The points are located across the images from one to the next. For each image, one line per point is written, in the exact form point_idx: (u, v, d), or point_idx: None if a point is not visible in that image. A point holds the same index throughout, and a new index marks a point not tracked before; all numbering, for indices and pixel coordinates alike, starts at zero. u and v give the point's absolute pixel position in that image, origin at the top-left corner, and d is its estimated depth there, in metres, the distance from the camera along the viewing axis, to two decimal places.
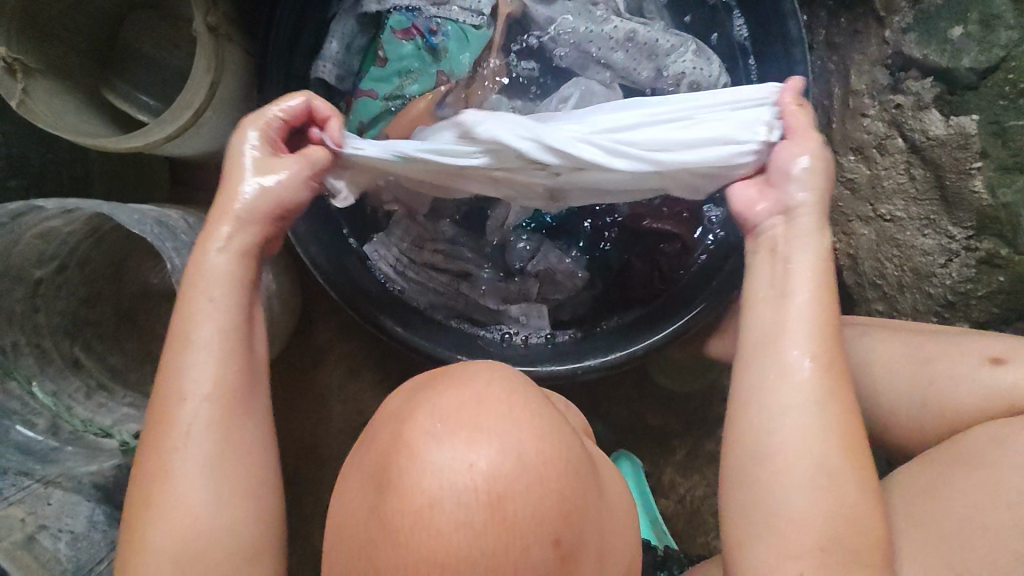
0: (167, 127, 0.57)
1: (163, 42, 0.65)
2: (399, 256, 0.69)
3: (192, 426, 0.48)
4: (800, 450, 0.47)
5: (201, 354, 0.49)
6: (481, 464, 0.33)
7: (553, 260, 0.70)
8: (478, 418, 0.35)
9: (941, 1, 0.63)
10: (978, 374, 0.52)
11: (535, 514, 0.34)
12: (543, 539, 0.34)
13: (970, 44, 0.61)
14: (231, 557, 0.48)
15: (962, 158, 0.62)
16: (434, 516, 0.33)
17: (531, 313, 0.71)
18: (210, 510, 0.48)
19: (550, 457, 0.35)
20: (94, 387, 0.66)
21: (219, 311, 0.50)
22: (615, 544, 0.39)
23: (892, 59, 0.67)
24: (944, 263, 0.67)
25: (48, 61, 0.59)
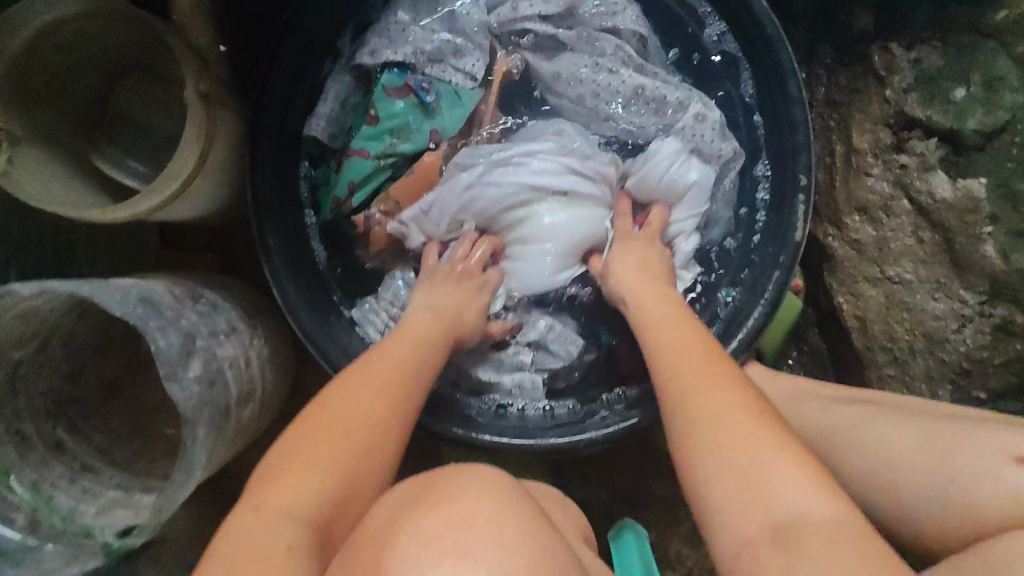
0: (156, 197, 0.55)
1: (155, 108, 0.66)
2: (385, 319, 0.70)
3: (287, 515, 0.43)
4: None
5: (340, 449, 0.48)
6: None
7: (545, 330, 0.71)
8: (468, 540, 0.35)
9: (941, 62, 0.62)
10: (1004, 475, 0.46)
11: None
12: None
13: (973, 106, 0.59)
14: None
15: (971, 222, 0.60)
16: None
17: (525, 383, 0.69)
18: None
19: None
20: (78, 470, 0.62)
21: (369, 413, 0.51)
22: None
23: (894, 118, 0.65)
24: (957, 328, 0.64)
25: (36, 129, 0.58)
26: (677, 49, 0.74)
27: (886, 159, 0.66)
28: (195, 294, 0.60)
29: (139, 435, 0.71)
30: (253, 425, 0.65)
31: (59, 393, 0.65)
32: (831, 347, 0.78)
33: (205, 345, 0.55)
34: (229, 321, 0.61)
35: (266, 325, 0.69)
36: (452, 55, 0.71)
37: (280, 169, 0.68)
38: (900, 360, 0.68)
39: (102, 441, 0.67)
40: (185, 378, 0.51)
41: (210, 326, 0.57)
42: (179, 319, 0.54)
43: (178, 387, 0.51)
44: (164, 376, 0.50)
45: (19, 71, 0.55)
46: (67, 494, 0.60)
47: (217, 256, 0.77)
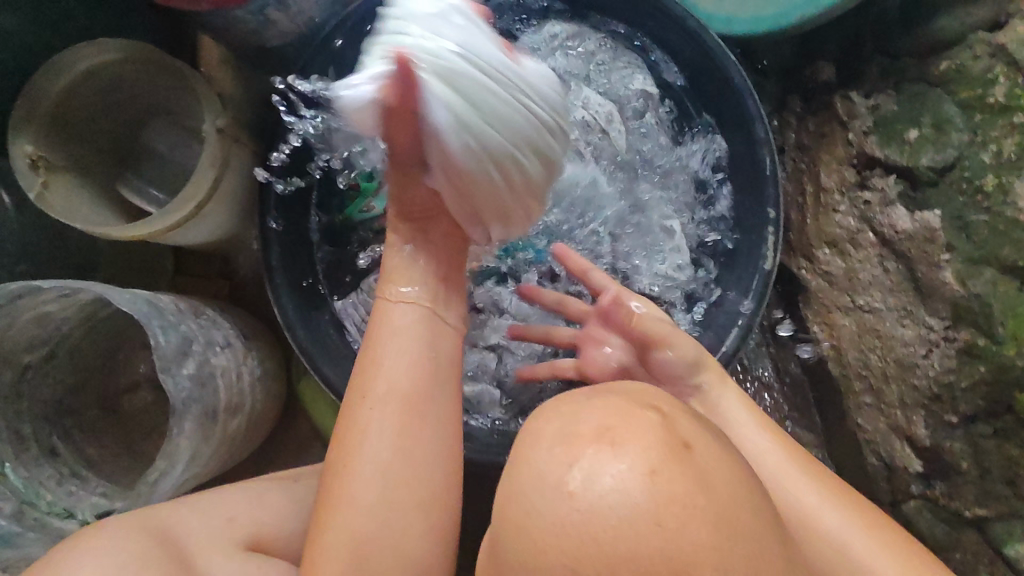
0: (172, 219, 0.61)
1: (179, 143, 0.70)
2: (367, 316, 0.73)
3: (392, 377, 0.49)
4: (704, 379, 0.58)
5: (394, 351, 0.50)
6: (407, 546, 0.47)
7: (510, 334, 0.76)
8: (399, 515, 0.47)
9: (896, 108, 0.68)
10: (707, 388, 0.58)
11: (398, 499, 0.47)
12: (436, 523, 0.49)
13: (926, 145, 0.64)
14: (415, 514, 0.47)
15: (929, 250, 0.64)
16: (368, 551, 0.46)
17: (483, 396, 0.75)
18: (409, 375, 0.49)
19: (434, 492, 0.49)
20: (69, 474, 0.65)
21: (418, 296, 0.52)
22: (422, 524, 0.48)
23: (857, 158, 0.71)
24: (925, 353, 0.67)
25: (77, 159, 0.65)
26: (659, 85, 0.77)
27: (852, 196, 0.71)
28: (198, 310, 0.63)
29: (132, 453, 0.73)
30: (240, 439, 0.66)
31: (60, 401, 0.70)
32: (811, 376, 0.82)
33: (203, 350, 0.58)
34: (225, 336, 0.64)
35: (261, 348, 0.72)
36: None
37: (293, 179, 0.72)
38: (875, 387, 0.72)
39: (94, 454, 0.70)
40: (180, 374, 0.53)
41: (208, 336, 0.60)
42: (178, 324, 0.57)
43: (172, 381, 0.53)
44: (158, 369, 0.52)
45: (59, 108, 0.62)
46: (54, 494, 0.62)
47: (228, 283, 0.80)
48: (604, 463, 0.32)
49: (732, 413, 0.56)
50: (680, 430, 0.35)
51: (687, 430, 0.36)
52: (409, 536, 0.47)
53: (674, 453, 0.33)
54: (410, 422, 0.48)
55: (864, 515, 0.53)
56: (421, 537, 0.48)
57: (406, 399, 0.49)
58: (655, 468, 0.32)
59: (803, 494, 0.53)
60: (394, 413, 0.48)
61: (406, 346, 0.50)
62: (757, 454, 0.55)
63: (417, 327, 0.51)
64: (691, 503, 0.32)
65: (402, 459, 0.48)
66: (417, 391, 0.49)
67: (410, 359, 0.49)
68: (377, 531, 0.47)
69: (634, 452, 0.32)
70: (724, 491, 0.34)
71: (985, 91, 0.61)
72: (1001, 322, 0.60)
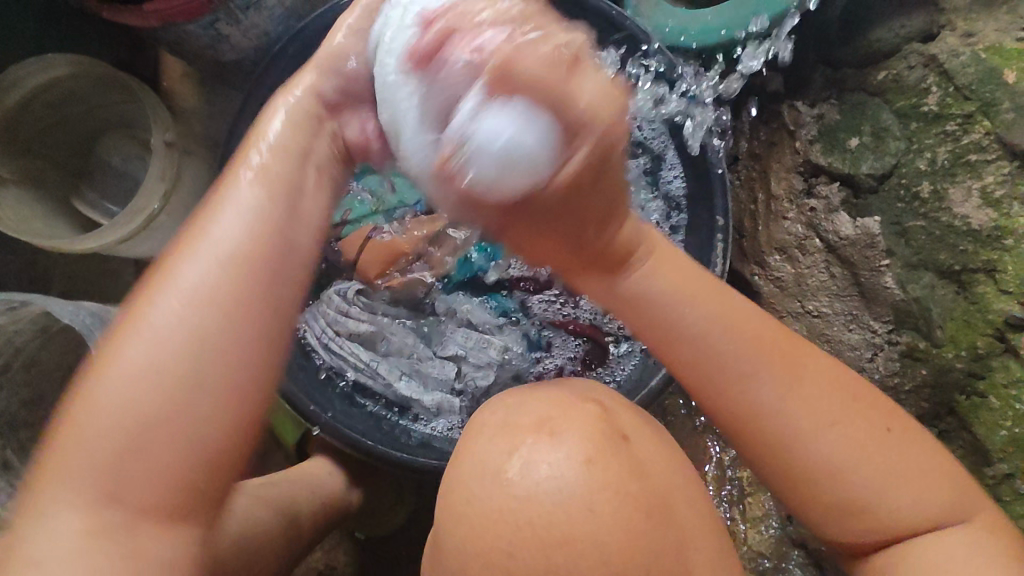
0: (121, 231, 0.61)
1: (134, 157, 0.71)
2: (327, 326, 0.74)
3: (191, 274, 0.40)
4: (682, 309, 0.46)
5: (200, 249, 0.40)
6: (131, 501, 0.37)
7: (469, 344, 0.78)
8: (145, 449, 0.37)
9: (839, 116, 0.69)
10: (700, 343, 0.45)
11: (165, 431, 0.38)
12: (179, 484, 0.38)
13: (865, 153, 0.66)
14: (164, 458, 0.37)
15: (870, 256, 0.66)
16: (89, 496, 0.37)
17: (442, 405, 0.74)
18: (209, 277, 0.40)
19: (199, 449, 0.38)
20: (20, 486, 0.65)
21: (247, 199, 0.42)
22: (167, 481, 0.38)
23: (803, 167, 0.72)
24: (871, 357, 0.68)
25: (29, 172, 0.65)
26: None
27: (799, 203, 0.73)
28: None
29: None
30: None
31: (15, 414, 0.70)
32: None
33: None
34: None
35: None
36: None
37: None
38: None
39: None
40: None
41: None
42: None
43: None
44: None
45: (10, 122, 0.62)
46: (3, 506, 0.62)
47: None
48: (542, 453, 0.32)
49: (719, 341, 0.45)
50: (616, 421, 0.36)
51: (625, 423, 0.36)
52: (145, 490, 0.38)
53: (612, 443, 0.34)
54: (201, 336, 0.39)
55: (888, 451, 0.45)
56: (167, 491, 0.38)
57: (216, 306, 0.39)
58: (592, 456, 0.33)
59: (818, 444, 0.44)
60: (180, 322, 0.39)
61: (213, 246, 0.40)
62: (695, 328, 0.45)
63: (235, 244, 0.40)
64: (626, 490, 0.32)
65: (176, 387, 0.38)
66: (206, 305, 0.39)
67: (227, 260, 0.40)
68: (113, 481, 0.37)
69: (572, 441, 0.33)
70: (660, 480, 0.35)
71: (919, 100, 0.63)
72: (939, 326, 0.61)
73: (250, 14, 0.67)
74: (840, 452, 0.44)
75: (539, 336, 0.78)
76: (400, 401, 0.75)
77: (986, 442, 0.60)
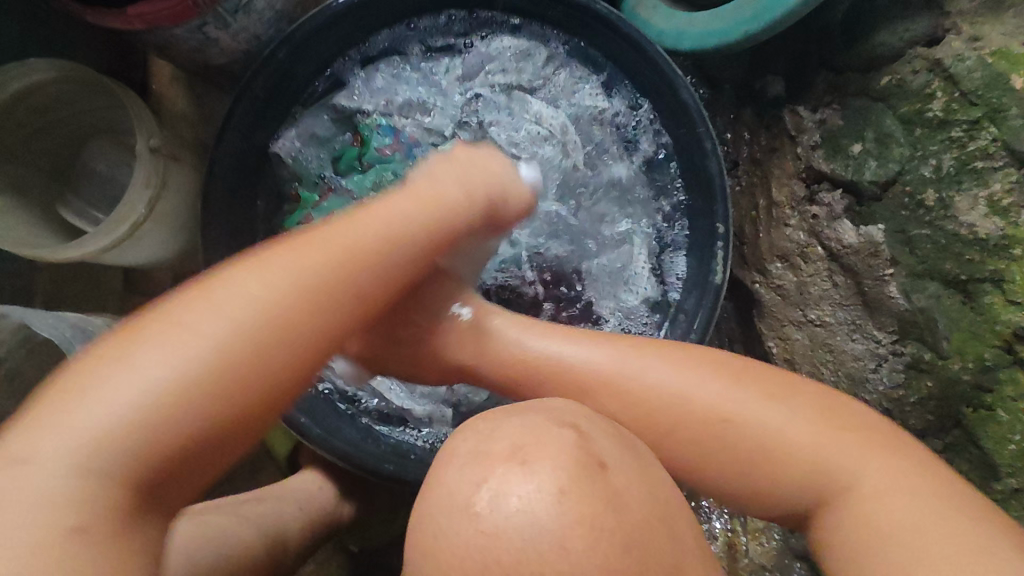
0: (104, 240, 0.59)
1: (120, 163, 0.69)
2: None
3: (249, 292, 0.43)
4: (652, 382, 0.54)
5: (269, 273, 0.44)
6: (111, 473, 0.37)
7: None
8: (151, 422, 0.38)
9: (841, 122, 0.68)
10: (675, 380, 0.54)
11: (200, 410, 0.39)
12: (148, 471, 0.38)
13: (869, 159, 0.65)
14: (186, 418, 0.39)
15: (874, 264, 0.64)
16: (109, 408, 0.37)
17: (435, 415, 0.74)
18: (270, 307, 0.43)
19: (177, 434, 0.38)
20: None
21: (325, 255, 0.46)
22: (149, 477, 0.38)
23: (806, 173, 0.71)
24: (875, 367, 0.67)
25: (10, 179, 0.63)
26: (608, 98, 0.76)
27: (801, 210, 0.71)
28: None
29: None
30: None
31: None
32: None
33: None
34: None
35: None
36: (424, 111, 0.77)
37: (237, 197, 0.72)
38: None
39: None
40: None
41: None
42: None
43: None
44: None
45: None
46: None
47: None
48: (515, 484, 0.31)
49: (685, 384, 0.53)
50: (595, 448, 0.34)
51: (603, 449, 0.35)
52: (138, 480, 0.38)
53: (589, 473, 0.32)
54: (242, 348, 0.41)
55: (841, 449, 0.50)
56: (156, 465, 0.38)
57: (274, 325, 0.42)
58: (564, 488, 0.31)
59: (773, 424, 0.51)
60: (233, 329, 0.41)
61: (272, 284, 0.43)
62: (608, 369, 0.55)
63: (299, 286, 0.44)
64: (600, 524, 0.31)
65: (222, 395, 0.40)
66: (274, 340, 0.42)
67: (290, 292, 0.43)
68: (181, 352, 0.39)
69: (544, 472, 0.32)
70: (640, 514, 0.33)
71: (923, 105, 0.61)
72: (945, 337, 0.60)
73: (238, 18, 0.66)
74: (796, 426, 0.51)
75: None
76: (392, 411, 0.74)
77: (995, 455, 0.58)
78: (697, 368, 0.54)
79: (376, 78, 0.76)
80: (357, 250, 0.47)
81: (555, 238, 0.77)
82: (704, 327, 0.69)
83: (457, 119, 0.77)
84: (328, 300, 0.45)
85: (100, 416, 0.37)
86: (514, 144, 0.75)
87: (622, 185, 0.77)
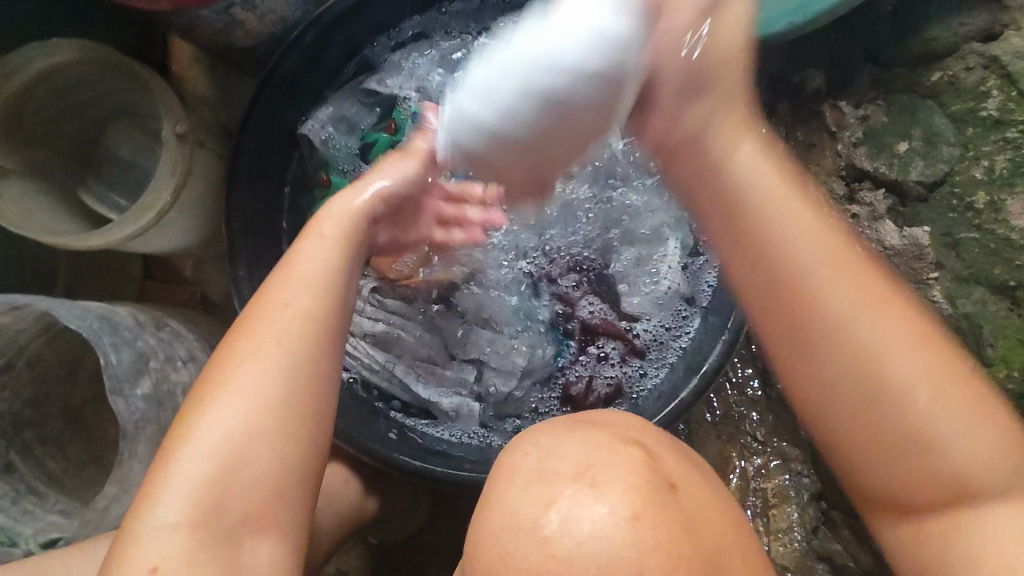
0: (130, 229, 0.58)
1: (142, 147, 0.67)
2: None
3: (245, 387, 0.46)
4: (807, 276, 0.44)
5: (260, 340, 0.47)
6: (207, 555, 0.44)
7: (488, 346, 0.74)
8: (226, 499, 0.45)
9: (885, 119, 0.65)
10: (806, 228, 0.45)
11: (258, 474, 0.45)
12: (242, 531, 0.45)
13: (915, 158, 0.62)
14: (254, 483, 0.45)
15: (918, 268, 0.62)
16: (182, 533, 0.43)
17: (461, 410, 0.72)
18: (277, 383, 0.46)
19: (265, 496, 0.46)
20: (23, 492, 0.63)
21: (307, 306, 0.48)
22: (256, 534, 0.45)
23: (846, 171, 0.67)
24: None
25: (31, 163, 0.61)
26: None
27: None
28: (160, 322, 0.60)
29: (96, 465, 0.71)
30: None
31: (19, 414, 0.67)
32: None
33: (160, 366, 0.55)
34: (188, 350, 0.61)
35: None
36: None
37: (263, 185, 0.70)
38: None
39: (55, 468, 0.67)
40: (132, 394, 0.51)
41: (169, 351, 0.58)
42: (135, 338, 0.54)
43: (124, 401, 0.51)
44: (109, 389, 0.50)
45: (14, 109, 0.59)
46: (8, 512, 0.60)
47: (197, 289, 0.77)
48: (585, 505, 0.30)
49: (846, 310, 0.43)
50: (665, 469, 0.33)
51: (673, 469, 0.33)
52: (223, 544, 0.44)
53: (660, 495, 0.31)
54: (268, 441, 0.45)
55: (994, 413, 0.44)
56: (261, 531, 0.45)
57: (274, 413, 0.46)
58: (638, 512, 0.30)
59: (894, 360, 0.43)
60: (246, 413, 0.45)
61: (263, 355, 0.46)
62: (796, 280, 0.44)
63: (290, 350, 0.47)
64: (678, 550, 0.29)
65: (265, 451, 0.45)
66: (279, 404, 0.46)
67: (282, 367, 0.46)
68: (215, 485, 0.44)
69: (616, 495, 0.30)
70: (713, 536, 0.31)
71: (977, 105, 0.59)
72: (990, 343, 0.58)
73: None
74: (929, 372, 0.43)
75: (566, 336, 0.74)
76: (419, 405, 0.73)
77: None
78: (860, 284, 0.44)
79: (405, 63, 0.74)
80: (326, 286, 0.49)
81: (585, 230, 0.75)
82: (737, 327, 0.66)
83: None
84: (311, 344, 0.48)
85: (182, 530, 0.44)
86: None
87: (659, 177, 0.75)
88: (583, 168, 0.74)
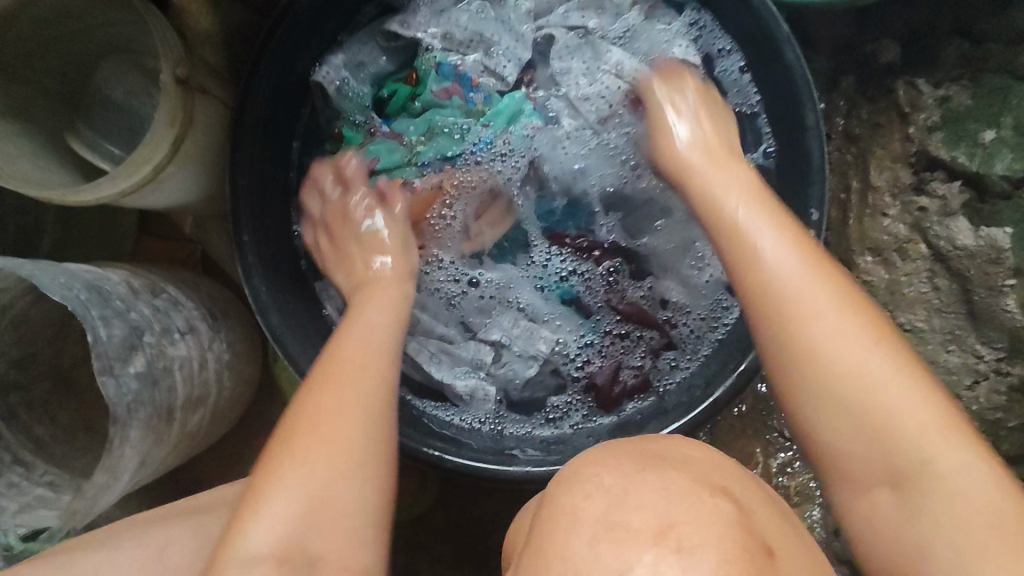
0: (122, 185, 0.52)
1: (138, 89, 0.60)
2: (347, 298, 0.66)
3: (331, 433, 0.45)
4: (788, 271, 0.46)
5: (335, 392, 0.47)
6: None
7: (508, 328, 0.69)
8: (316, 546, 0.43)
9: (969, 101, 0.59)
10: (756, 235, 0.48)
11: (345, 518, 0.44)
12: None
13: (1003, 150, 0.57)
14: (342, 529, 0.44)
15: (993, 272, 0.58)
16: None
17: (476, 394, 0.67)
18: (360, 432, 0.46)
19: (349, 541, 0.44)
20: (9, 462, 0.59)
21: (377, 361, 0.51)
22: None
23: (916, 157, 0.62)
24: (970, 384, 0.61)
25: (12, 101, 0.55)
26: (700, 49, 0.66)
27: (905, 200, 0.63)
28: (156, 289, 0.55)
29: (87, 432, 0.67)
30: (202, 432, 0.60)
31: (4, 377, 0.62)
32: None
33: (155, 341, 0.50)
34: (187, 320, 0.56)
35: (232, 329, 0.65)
36: (486, 51, 0.67)
37: (268, 137, 0.63)
38: None
39: (43, 434, 0.63)
40: (124, 374, 0.46)
41: (165, 323, 0.52)
42: (128, 310, 0.49)
43: (114, 382, 0.45)
44: (97, 369, 0.44)
45: None
46: None
47: (198, 248, 0.71)
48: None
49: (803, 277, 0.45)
50: (760, 528, 0.29)
51: (767, 528, 0.29)
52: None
53: (755, 563, 0.27)
54: (353, 488, 0.45)
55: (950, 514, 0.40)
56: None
57: (359, 459, 0.45)
58: None
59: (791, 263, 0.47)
60: (329, 452, 0.45)
61: (341, 401, 0.47)
62: (772, 259, 0.46)
63: (368, 400, 0.48)
64: None
65: (350, 496, 0.45)
66: (359, 449, 0.46)
67: (362, 417, 0.47)
68: (304, 530, 0.43)
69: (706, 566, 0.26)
70: None
71: None
72: None
73: None
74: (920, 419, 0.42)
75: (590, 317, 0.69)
76: (432, 386, 0.68)
77: None
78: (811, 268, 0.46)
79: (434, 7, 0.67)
80: (384, 344, 0.52)
81: (618, 207, 0.68)
82: None
83: (524, 64, 0.67)
84: (385, 397, 0.49)
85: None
86: (585, 98, 0.65)
87: None
88: (622, 139, 0.66)
